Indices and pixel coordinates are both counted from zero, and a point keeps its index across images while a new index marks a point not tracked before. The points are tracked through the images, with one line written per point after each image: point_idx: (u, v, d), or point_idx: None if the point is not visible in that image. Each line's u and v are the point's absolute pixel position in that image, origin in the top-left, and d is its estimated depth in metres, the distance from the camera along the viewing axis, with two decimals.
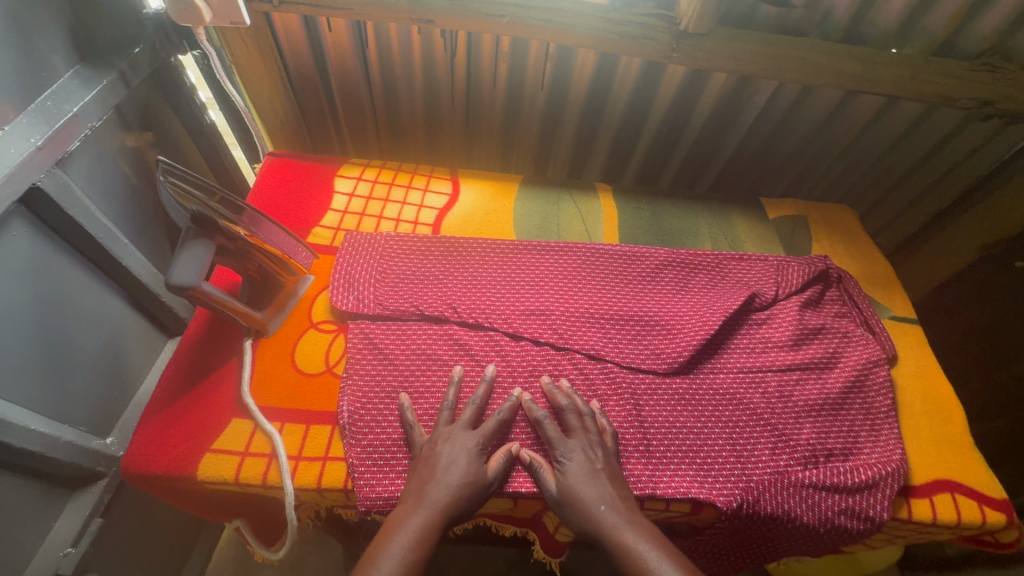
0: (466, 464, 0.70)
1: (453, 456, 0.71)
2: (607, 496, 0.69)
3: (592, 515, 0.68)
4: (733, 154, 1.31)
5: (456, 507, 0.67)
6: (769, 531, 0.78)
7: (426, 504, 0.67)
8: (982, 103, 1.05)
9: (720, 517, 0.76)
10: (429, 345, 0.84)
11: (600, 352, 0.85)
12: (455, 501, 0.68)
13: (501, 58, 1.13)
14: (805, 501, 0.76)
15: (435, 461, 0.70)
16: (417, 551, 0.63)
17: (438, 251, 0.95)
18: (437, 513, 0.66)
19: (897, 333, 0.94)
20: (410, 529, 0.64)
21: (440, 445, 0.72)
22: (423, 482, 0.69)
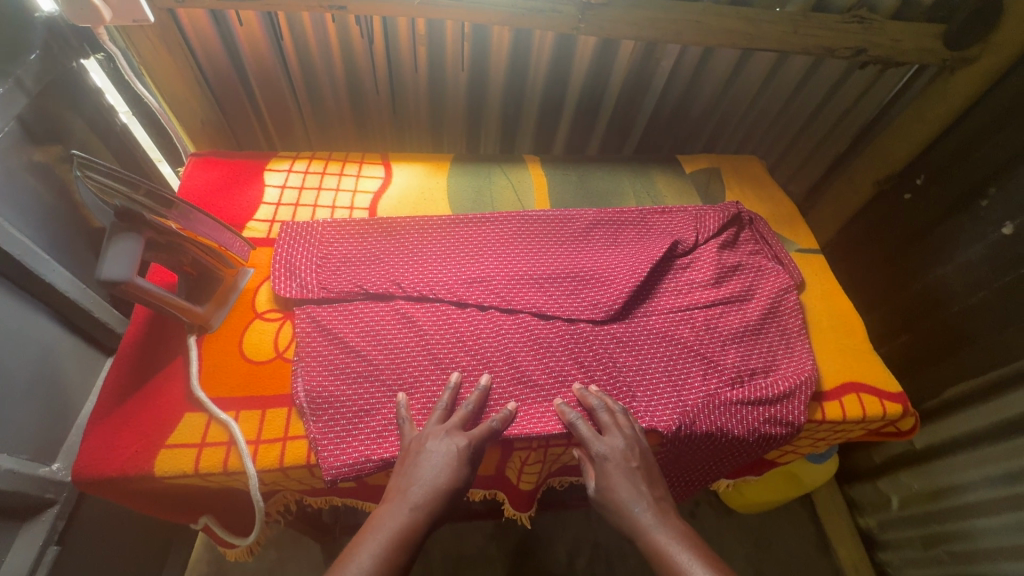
0: (453, 463, 0.71)
1: (443, 455, 0.72)
2: (643, 496, 0.73)
3: (630, 514, 0.73)
4: (650, 119, 1.40)
5: (438, 502, 0.69)
6: (707, 449, 0.86)
7: (410, 503, 0.69)
8: (857, 52, 1.17)
9: (663, 441, 0.84)
10: (379, 321, 0.87)
11: (542, 308, 0.91)
12: (436, 498, 0.69)
13: (420, 42, 1.16)
14: (734, 416, 0.84)
15: (420, 461, 0.72)
16: (397, 548, 0.65)
17: (378, 232, 0.97)
18: (419, 510, 0.68)
19: (803, 263, 1.05)
20: (388, 527, 0.66)
21: (437, 447, 0.73)
22: (408, 483, 0.70)
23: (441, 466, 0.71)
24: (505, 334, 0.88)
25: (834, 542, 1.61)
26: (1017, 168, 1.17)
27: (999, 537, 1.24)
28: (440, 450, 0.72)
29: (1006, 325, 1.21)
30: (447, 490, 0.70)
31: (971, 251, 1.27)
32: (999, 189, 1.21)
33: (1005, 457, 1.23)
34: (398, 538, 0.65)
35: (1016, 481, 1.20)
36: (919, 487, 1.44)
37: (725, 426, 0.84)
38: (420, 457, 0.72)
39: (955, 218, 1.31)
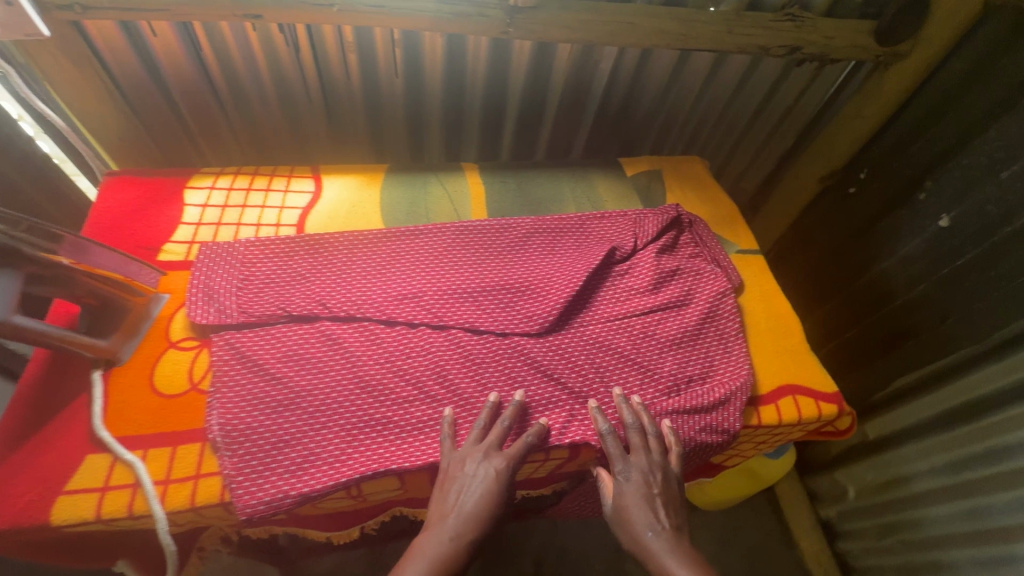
0: (486, 488, 0.72)
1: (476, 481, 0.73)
2: (659, 522, 0.73)
3: (641, 539, 0.73)
4: (595, 121, 1.38)
5: (472, 528, 0.71)
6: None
7: (445, 529, 0.70)
8: (791, 49, 1.17)
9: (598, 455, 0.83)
10: (302, 345, 0.83)
11: (475, 323, 0.88)
12: (470, 523, 0.71)
13: (349, 49, 1.12)
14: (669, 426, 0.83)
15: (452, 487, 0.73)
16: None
17: (304, 250, 0.93)
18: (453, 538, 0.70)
19: (743, 264, 1.05)
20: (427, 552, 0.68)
21: (472, 473, 0.74)
22: (442, 509, 0.72)
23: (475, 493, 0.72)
24: (436, 352, 0.85)
25: (795, 533, 1.61)
26: (951, 161, 1.19)
27: (946, 524, 1.25)
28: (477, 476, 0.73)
29: (946, 317, 1.23)
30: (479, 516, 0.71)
31: (912, 244, 1.29)
32: (935, 182, 1.23)
33: (948, 447, 1.24)
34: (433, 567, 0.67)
35: (960, 469, 1.22)
36: (872, 477, 1.45)
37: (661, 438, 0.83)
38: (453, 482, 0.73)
39: (895, 212, 1.32)
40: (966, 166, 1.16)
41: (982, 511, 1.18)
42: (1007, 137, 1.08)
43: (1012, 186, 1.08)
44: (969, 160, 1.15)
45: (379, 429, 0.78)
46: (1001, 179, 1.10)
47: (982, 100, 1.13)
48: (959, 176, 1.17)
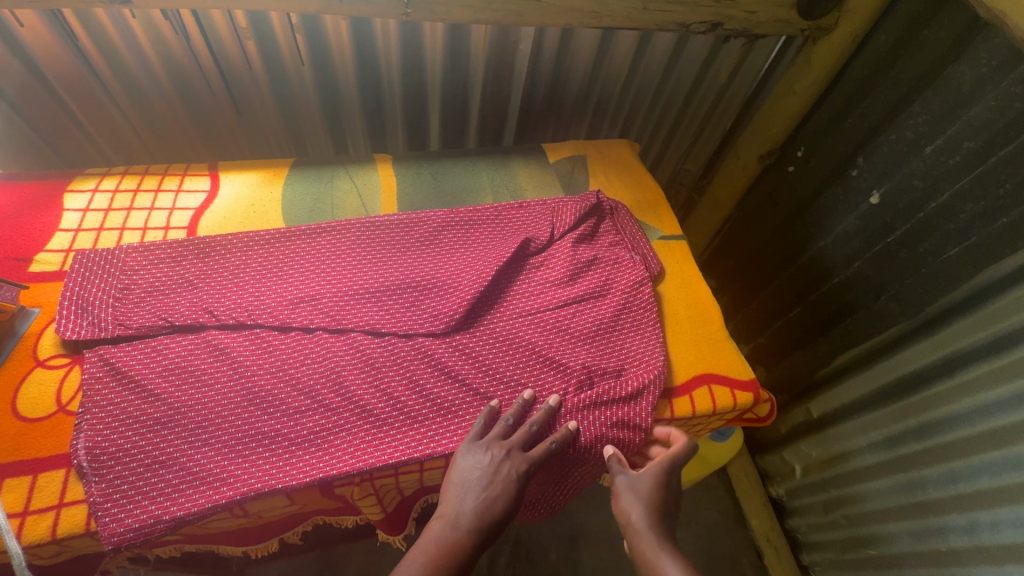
0: (506, 483, 0.72)
1: (497, 476, 0.72)
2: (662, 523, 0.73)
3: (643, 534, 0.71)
4: (524, 104, 1.33)
5: (480, 525, 0.69)
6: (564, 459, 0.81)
7: (455, 523, 0.69)
8: (712, 25, 1.13)
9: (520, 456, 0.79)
10: (184, 357, 0.77)
11: (376, 325, 0.84)
12: (479, 519, 0.69)
13: (245, 35, 1.04)
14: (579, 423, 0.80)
15: (471, 479, 0.72)
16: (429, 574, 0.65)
17: (192, 253, 0.87)
18: (465, 533, 0.68)
19: (664, 251, 1.02)
20: (432, 540, 0.68)
21: (496, 467, 0.72)
22: (454, 501, 0.71)
23: (490, 486, 0.71)
24: (332, 358, 0.80)
25: (745, 513, 1.55)
26: (879, 136, 1.16)
27: (885, 500, 1.20)
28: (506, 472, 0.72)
29: (880, 294, 1.21)
30: (492, 511, 0.70)
31: (846, 222, 1.26)
32: (866, 159, 1.19)
33: (887, 421, 1.19)
34: (436, 561, 0.66)
35: (897, 444, 1.17)
36: (817, 455, 1.39)
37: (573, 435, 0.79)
38: (469, 476, 0.72)
39: (829, 190, 1.29)
40: (893, 141, 1.13)
41: (918, 486, 1.12)
42: (931, 111, 1.05)
43: (936, 160, 1.06)
44: (896, 134, 1.12)
45: (265, 444, 0.74)
46: (925, 154, 1.07)
47: (906, 73, 1.08)
48: (888, 151, 1.14)
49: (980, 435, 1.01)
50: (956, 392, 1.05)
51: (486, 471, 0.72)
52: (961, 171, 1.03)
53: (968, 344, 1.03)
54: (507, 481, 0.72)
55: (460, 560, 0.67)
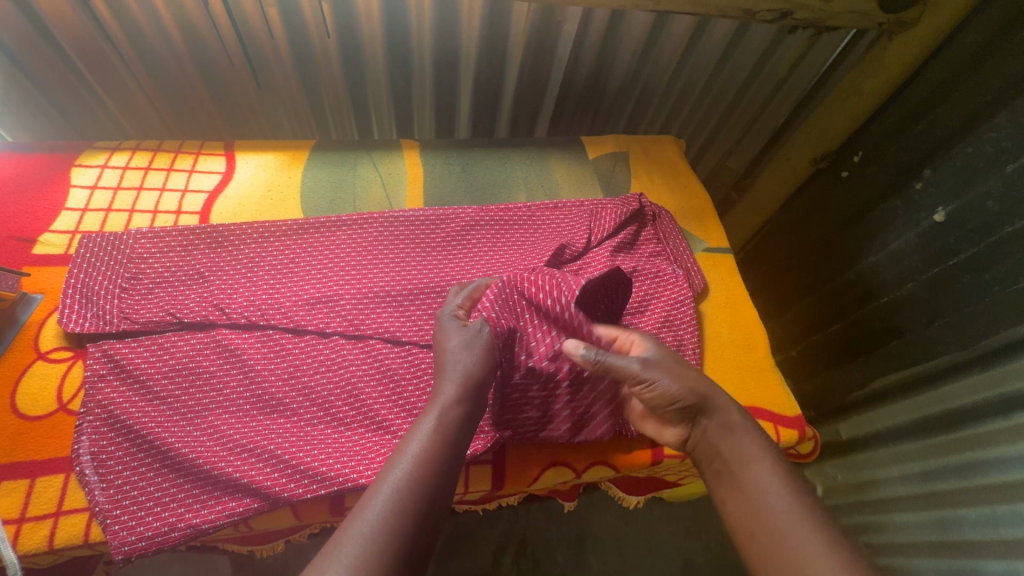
0: (479, 362, 0.63)
1: (475, 346, 0.65)
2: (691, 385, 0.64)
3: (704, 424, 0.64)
4: (562, 90, 1.23)
5: (466, 407, 0.60)
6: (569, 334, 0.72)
7: (441, 408, 0.59)
8: (781, 15, 1.02)
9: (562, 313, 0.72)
10: (191, 358, 0.72)
11: (396, 333, 0.78)
12: (464, 402, 0.60)
13: (267, 2, 0.96)
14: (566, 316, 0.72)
15: (447, 356, 0.64)
16: (420, 472, 0.53)
17: (206, 242, 0.81)
18: (453, 418, 0.59)
19: (709, 265, 0.95)
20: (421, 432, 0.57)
21: (471, 334, 0.66)
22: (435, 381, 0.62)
23: (468, 358, 0.63)
24: (349, 366, 0.75)
25: None
26: (952, 148, 1.04)
27: (912, 534, 1.12)
28: (483, 341, 0.66)
29: (933, 319, 1.10)
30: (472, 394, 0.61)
31: (903, 237, 1.15)
32: (934, 172, 1.08)
33: (928, 453, 1.09)
34: (427, 458, 0.54)
35: (934, 479, 1.08)
36: (843, 478, 1.31)
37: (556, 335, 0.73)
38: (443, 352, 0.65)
39: (889, 202, 1.18)
40: (968, 154, 1.02)
41: (953, 524, 1.03)
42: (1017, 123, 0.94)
43: (1016, 181, 0.94)
44: (973, 147, 1.01)
45: (274, 460, 0.67)
46: (1005, 172, 0.96)
47: (994, 79, 0.96)
48: (960, 165, 1.03)
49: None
50: (1010, 436, 0.94)
51: (460, 344, 0.65)
52: None
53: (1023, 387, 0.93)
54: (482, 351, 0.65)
55: (453, 452, 0.56)
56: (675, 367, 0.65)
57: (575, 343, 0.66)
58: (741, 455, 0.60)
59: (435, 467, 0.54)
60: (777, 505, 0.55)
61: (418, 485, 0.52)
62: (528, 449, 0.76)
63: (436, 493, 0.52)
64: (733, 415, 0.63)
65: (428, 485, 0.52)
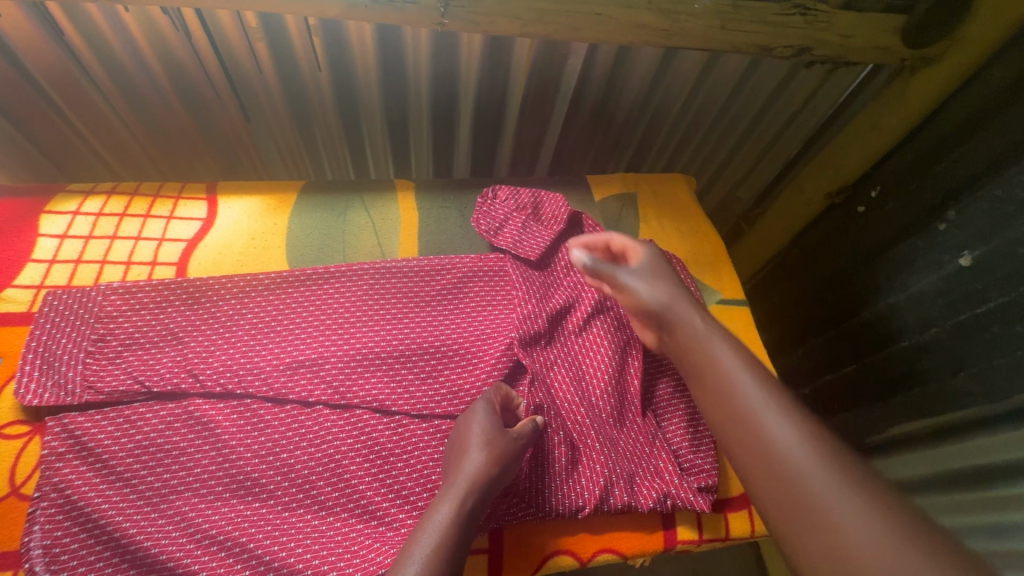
0: (499, 451, 0.63)
1: (499, 432, 0.65)
2: (682, 300, 0.66)
3: (687, 325, 0.63)
4: (567, 121, 1.17)
5: (480, 500, 0.60)
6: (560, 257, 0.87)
7: (456, 500, 0.59)
8: (799, 50, 0.95)
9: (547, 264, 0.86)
10: (160, 433, 0.66)
11: (385, 401, 0.71)
12: (479, 495, 0.60)
13: (255, 36, 0.90)
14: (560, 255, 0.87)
15: (468, 442, 0.64)
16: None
17: (182, 299, 0.75)
18: (466, 512, 0.59)
19: (723, 319, 0.89)
20: (432, 525, 0.57)
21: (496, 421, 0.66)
22: (454, 470, 0.62)
23: (488, 445, 0.63)
24: (333, 442, 0.68)
25: None
26: (979, 190, 0.94)
27: None
28: (509, 437, 0.65)
29: (959, 368, 0.98)
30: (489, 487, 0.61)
31: (925, 280, 1.03)
32: (959, 213, 0.98)
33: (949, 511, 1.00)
34: (437, 561, 0.54)
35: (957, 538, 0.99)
36: None
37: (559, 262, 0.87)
38: (466, 433, 0.65)
39: (908, 242, 1.07)
40: (997, 198, 0.91)
41: None
42: None
43: None
44: (1002, 190, 0.90)
45: (246, 555, 0.61)
46: None
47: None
48: (988, 208, 0.93)
49: None
50: None
51: (484, 431, 0.64)
52: None
53: None
54: (501, 436, 0.64)
55: (459, 548, 0.57)
56: (663, 273, 0.69)
57: (580, 244, 0.73)
58: (712, 355, 0.59)
59: (442, 566, 0.54)
60: (817, 486, 0.45)
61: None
62: (528, 531, 0.69)
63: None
64: (700, 315, 0.63)
65: None
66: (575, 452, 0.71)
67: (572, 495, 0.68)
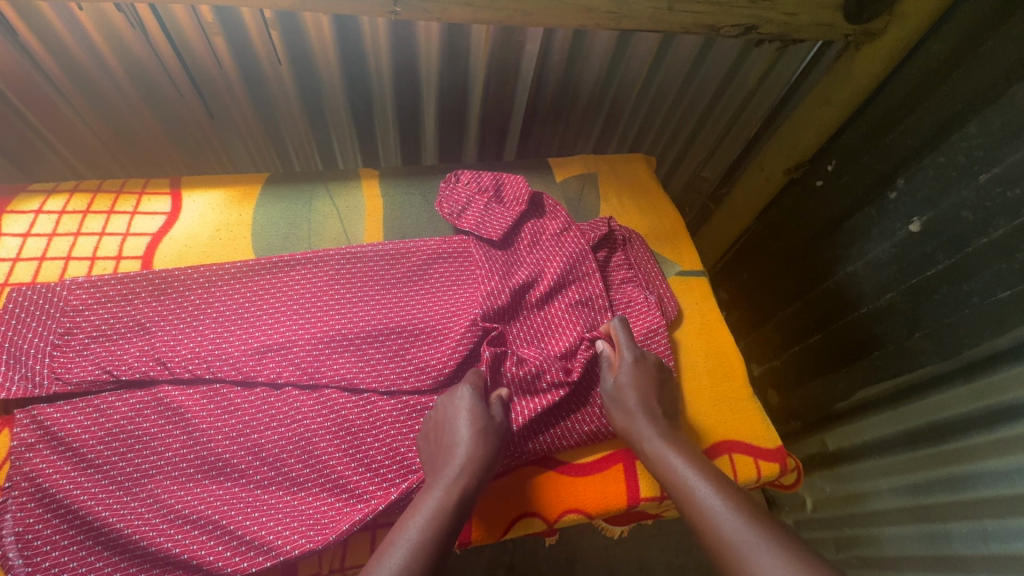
0: (489, 442, 0.66)
1: (487, 419, 0.68)
2: (649, 410, 0.71)
3: (643, 439, 0.69)
4: (530, 108, 1.20)
5: (471, 486, 0.63)
6: (529, 234, 0.89)
7: (449, 486, 0.62)
8: (746, 29, 0.97)
9: (513, 242, 0.89)
10: (130, 419, 0.67)
11: (353, 380, 0.73)
12: (471, 482, 0.63)
13: (212, 31, 0.91)
14: (529, 230, 0.90)
15: (458, 433, 0.66)
16: (419, 559, 0.56)
17: (147, 290, 0.76)
18: (460, 498, 0.62)
19: (682, 290, 0.92)
20: (425, 508, 0.60)
21: (482, 410, 0.68)
22: (444, 459, 0.65)
23: (478, 435, 0.66)
24: (302, 419, 0.70)
25: None
26: (925, 157, 0.93)
27: (903, 547, 1.04)
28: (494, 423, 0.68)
29: (914, 329, 0.99)
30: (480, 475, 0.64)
31: (880, 247, 1.03)
32: (908, 181, 0.96)
33: (913, 467, 1.02)
34: (429, 542, 0.58)
35: (921, 492, 1.00)
36: (831, 490, 1.23)
37: (527, 237, 0.89)
38: (454, 423, 0.67)
39: (862, 210, 1.06)
40: (942, 163, 0.90)
41: (941, 537, 0.96)
42: (990, 134, 0.83)
43: (991, 192, 0.84)
44: (945, 157, 0.90)
45: (218, 531, 0.63)
46: (979, 183, 0.85)
47: (966, 86, 0.85)
48: (934, 175, 0.92)
49: (1017, 498, 0.84)
50: (1000, 448, 0.87)
51: (474, 421, 0.67)
52: (1019, 207, 0.81)
53: (1013, 398, 0.85)
54: (489, 425, 0.67)
55: (453, 530, 0.60)
56: (641, 387, 0.73)
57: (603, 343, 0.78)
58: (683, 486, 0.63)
59: (435, 546, 0.58)
60: (721, 521, 0.58)
61: (420, 562, 0.56)
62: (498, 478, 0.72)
63: (434, 567, 0.57)
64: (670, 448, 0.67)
65: (423, 574, 0.55)
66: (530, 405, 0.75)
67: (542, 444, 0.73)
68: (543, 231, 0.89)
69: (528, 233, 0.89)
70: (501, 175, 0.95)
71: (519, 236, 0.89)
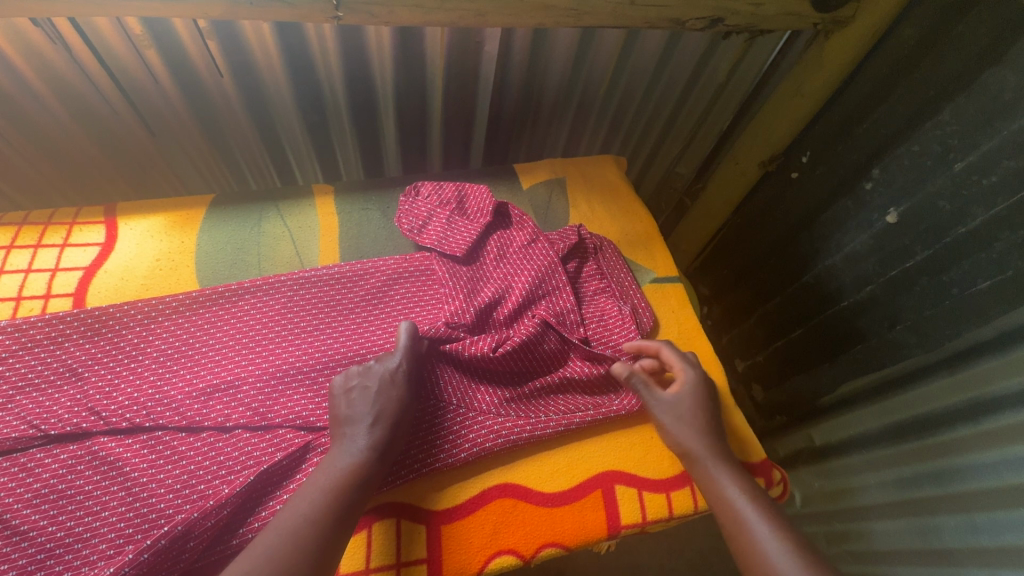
0: (388, 426, 0.64)
1: (395, 388, 0.66)
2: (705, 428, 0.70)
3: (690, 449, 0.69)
4: (493, 112, 1.15)
5: (377, 451, 0.62)
6: (499, 243, 0.85)
7: (353, 450, 0.61)
8: (711, 21, 0.93)
9: (480, 256, 0.85)
10: (62, 478, 0.61)
11: (309, 418, 0.68)
12: (376, 446, 0.62)
13: (141, 43, 0.84)
14: (499, 239, 0.85)
15: (361, 404, 0.65)
16: (315, 520, 0.55)
17: (78, 331, 0.70)
18: (365, 459, 0.61)
19: (657, 298, 0.88)
20: (327, 471, 0.60)
21: (395, 396, 0.66)
22: (349, 427, 0.63)
23: (379, 399, 0.65)
24: (252, 464, 0.64)
25: None
26: (899, 146, 0.90)
27: (894, 542, 1.02)
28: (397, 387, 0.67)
29: (895, 323, 0.96)
30: (378, 456, 0.62)
31: (857, 240, 1.00)
32: (883, 171, 0.93)
33: (898, 461, 1.00)
34: (329, 502, 0.57)
35: (909, 486, 0.98)
36: (819, 485, 1.20)
37: (499, 246, 0.85)
38: (359, 400, 0.65)
39: (837, 203, 1.03)
40: (915, 153, 0.88)
41: (931, 532, 0.94)
42: (963, 122, 0.80)
43: (966, 180, 0.81)
44: (919, 146, 0.87)
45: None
46: (954, 171, 0.82)
47: (937, 72, 0.82)
48: (909, 165, 0.89)
49: (1004, 491, 0.82)
50: (985, 441, 0.85)
51: (378, 385, 0.66)
52: (997, 194, 0.78)
53: (1000, 388, 0.82)
54: (395, 410, 0.65)
55: (358, 490, 0.59)
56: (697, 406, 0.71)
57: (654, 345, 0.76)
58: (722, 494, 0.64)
59: (335, 506, 0.57)
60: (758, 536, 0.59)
61: (318, 521, 0.55)
62: (466, 513, 0.68)
63: (334, 525, 0.56)
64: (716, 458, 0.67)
65: (321, 533, 0.55)
66: (468, 411, 0.72)
67: (464, 436, 0.70)
68: (515, 239, 0.86)
69: (496, 241, 0.85)
70: (463, 186, 0.90)
71: (488, 247, 0.85)
